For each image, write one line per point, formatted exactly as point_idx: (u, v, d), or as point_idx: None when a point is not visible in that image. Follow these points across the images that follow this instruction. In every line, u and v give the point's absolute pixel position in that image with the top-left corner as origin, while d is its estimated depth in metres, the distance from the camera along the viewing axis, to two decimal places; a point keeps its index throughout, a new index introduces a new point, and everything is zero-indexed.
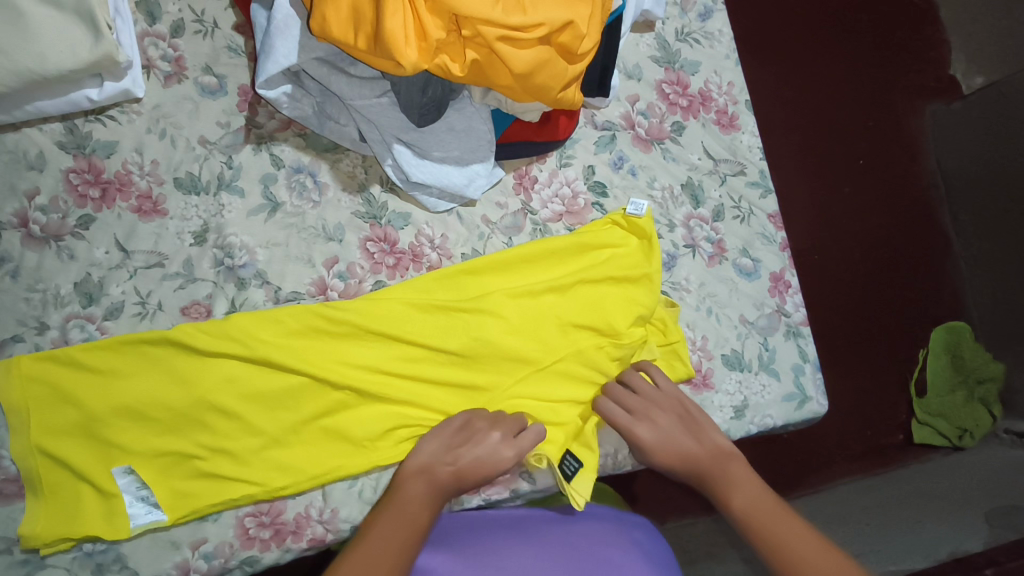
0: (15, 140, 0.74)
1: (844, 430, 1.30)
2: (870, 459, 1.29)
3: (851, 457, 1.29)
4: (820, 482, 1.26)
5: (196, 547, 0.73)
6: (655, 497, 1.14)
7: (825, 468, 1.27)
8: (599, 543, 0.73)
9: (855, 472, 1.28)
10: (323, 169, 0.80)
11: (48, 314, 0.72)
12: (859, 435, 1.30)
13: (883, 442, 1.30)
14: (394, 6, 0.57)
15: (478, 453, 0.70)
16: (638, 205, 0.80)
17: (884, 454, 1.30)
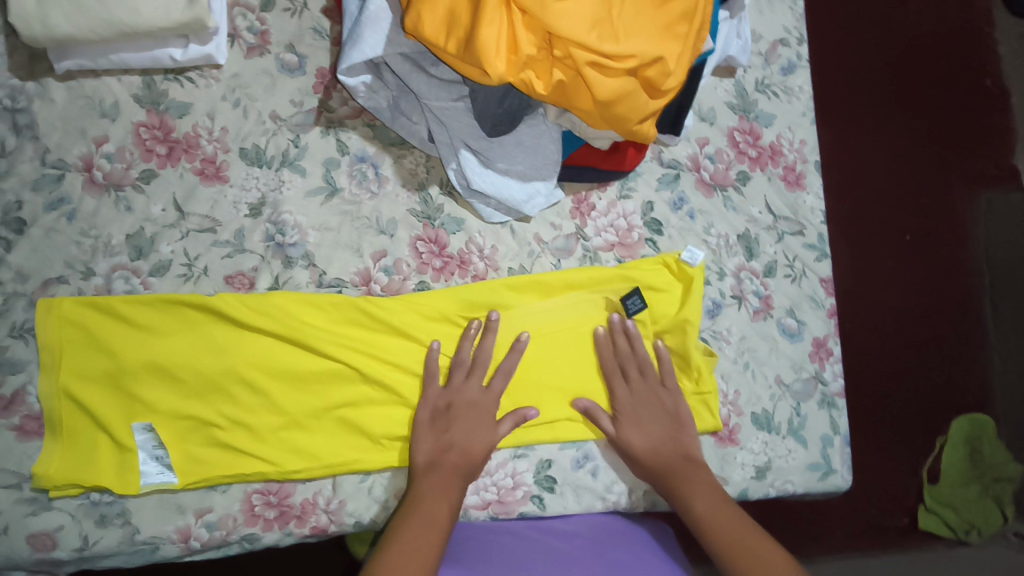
0: (94, 88, 0.76)
1: (848, 505, 1.28)
2: (870, 538, 1.27)
3: (853, 533, 1.27)
4: (817, 553, 1.24)
5: (200, 515, 0.72)
6: None
7: (824, 538, 1.26)
8: (607, 544, 0.75)
9: (852, 549, 1.26)
10: (386, 163, 0.79)
11: (96, 261, 0.74)
12: (863, 513, 1.28)
13: (886, 523, 1.28)
14: (491, 16, 0.57)
15: (477, 406, 0.73)
16: (694, 253, 0.79)
17: (885, 535, 1.27)
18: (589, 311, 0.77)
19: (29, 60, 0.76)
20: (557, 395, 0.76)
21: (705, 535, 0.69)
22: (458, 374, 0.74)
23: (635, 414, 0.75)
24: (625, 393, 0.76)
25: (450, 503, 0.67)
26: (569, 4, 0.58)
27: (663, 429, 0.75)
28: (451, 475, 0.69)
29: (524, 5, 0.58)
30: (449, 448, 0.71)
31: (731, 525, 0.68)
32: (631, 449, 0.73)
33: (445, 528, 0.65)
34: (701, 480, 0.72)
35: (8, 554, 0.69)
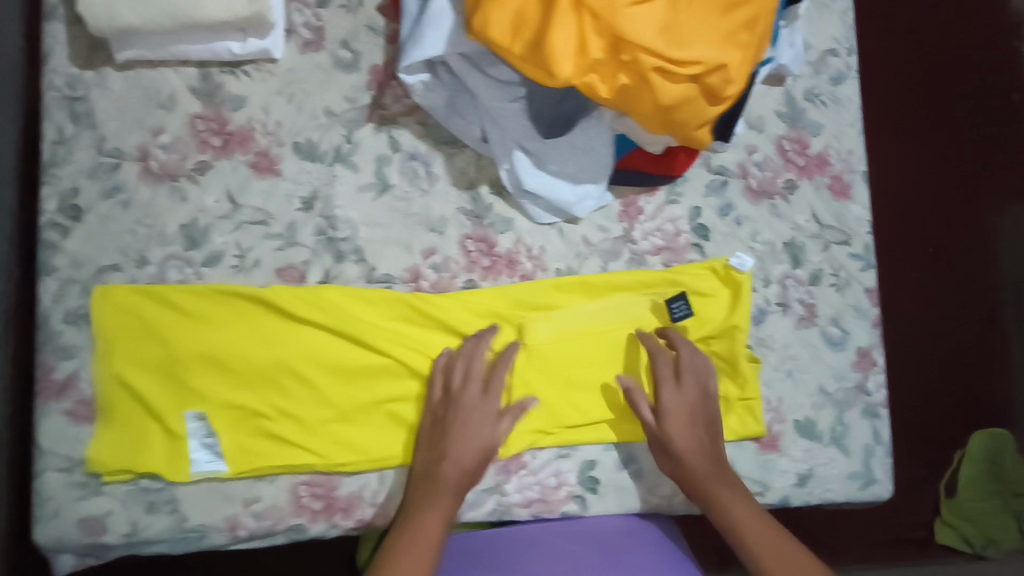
0: (151, 78, 0.77)
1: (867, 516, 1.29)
2: (887, 550, 1.27)
3: (870, 543, 1.27)
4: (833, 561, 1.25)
5: (247, 504, 0.73)
6: None
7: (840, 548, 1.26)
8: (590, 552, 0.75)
9: (870, 560, 1.27)
10: (438, 161, 0.79)
11: (151, 250, 0.75)
12: (880, 522, 1.29)
13: (902, 535, 1.28)
14: (561, 18, 0.58)
15: (467, 410, 0.72)
16: (742, 260, 0.80)
17: (901, 546, 1.28)
18: (636, 314, 0.78)
19: (88, 49, 0.76)
20: (602, 397, 0.77)
21: (739, 543, 0.70)
22: (456, 382, 0.73)
23: (678, 419, 0.74)
24: (672, 397, 0.74)
25: (438, 514, 0.68)
26: (638, 9, 0.59)
27: (706, 436, 0.74)
28: (445, 487, 0.70)
29: (595, 9, 0.58)
30: (444, 460, 0.71)
31: (766, 537, 0.70)
32: (674, 456, 0.73)
33: (437, 544, 0.67)
34: (736, 488, 0.73)
35: (60, 536, 0.71)
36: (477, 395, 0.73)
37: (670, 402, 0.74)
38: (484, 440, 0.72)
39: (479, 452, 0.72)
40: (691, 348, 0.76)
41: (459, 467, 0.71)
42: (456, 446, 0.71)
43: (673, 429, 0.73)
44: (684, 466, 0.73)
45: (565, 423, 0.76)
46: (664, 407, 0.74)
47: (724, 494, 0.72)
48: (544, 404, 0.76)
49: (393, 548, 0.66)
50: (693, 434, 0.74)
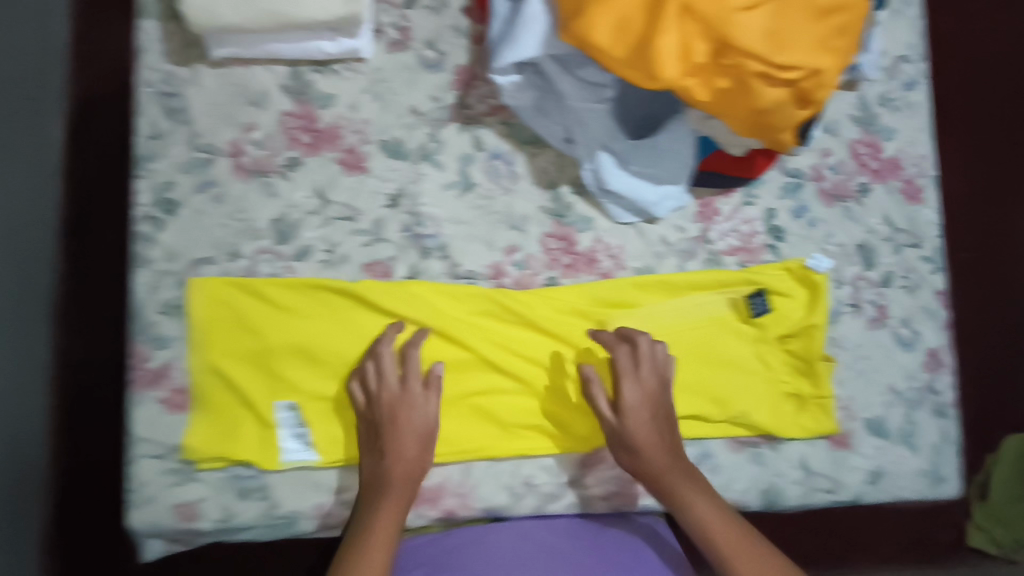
0: (243, 76, 0.78)
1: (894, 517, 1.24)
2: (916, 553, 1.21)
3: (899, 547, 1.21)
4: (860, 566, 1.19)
5: (337, 492, 0.76)
6: None
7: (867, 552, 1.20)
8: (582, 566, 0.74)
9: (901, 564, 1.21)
10: (520, 160, 0.81)
11: (242, 243, 0.77)
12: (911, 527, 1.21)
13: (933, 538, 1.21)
14: (667, 25, 0.60)
15: (396, 406, 0.72)
16: (819, 261, 0.82)
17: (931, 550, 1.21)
18: (714, 313, 0.80)
19: (182, 46, 0.78)
20: (681, 394, 0.79)
21: (702, 538, 0.71)
22: (388, 377, 0.73)
23: (641, 413, 0.74)
24: (633, 391, 0.74)
25: (392, 511, 0.70)
26: (747, 14, 0.60)
27: (664, 433, 0.74)
28: (396, 484, 0.71)
29: (704, 14, 0.59)
30: (389, 458, 0.71)
31: (730, 531, 0.71)
32: (637, 457, 0.73)
33: (391, 542, 0.68)
34: (697, 482, 0.73)
35: (154, 521, 0.73)
36: (396, 389, 0.73)
37: (629, 399, 0.74)
38: (418, 434, 0.73)
39: (417, 446, 0.73)
40: (656, 346, 0.76)
41: (404, 463, 0.72)
42: (395, 443, 0.72)
43: (634, 428, 0.73)
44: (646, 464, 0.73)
45: None
46: (626, 401, 0.74)
47: (688, 492, 0.72)
48: None
49: (351, 549, 0.68)
50: (654, 433, 0.74)
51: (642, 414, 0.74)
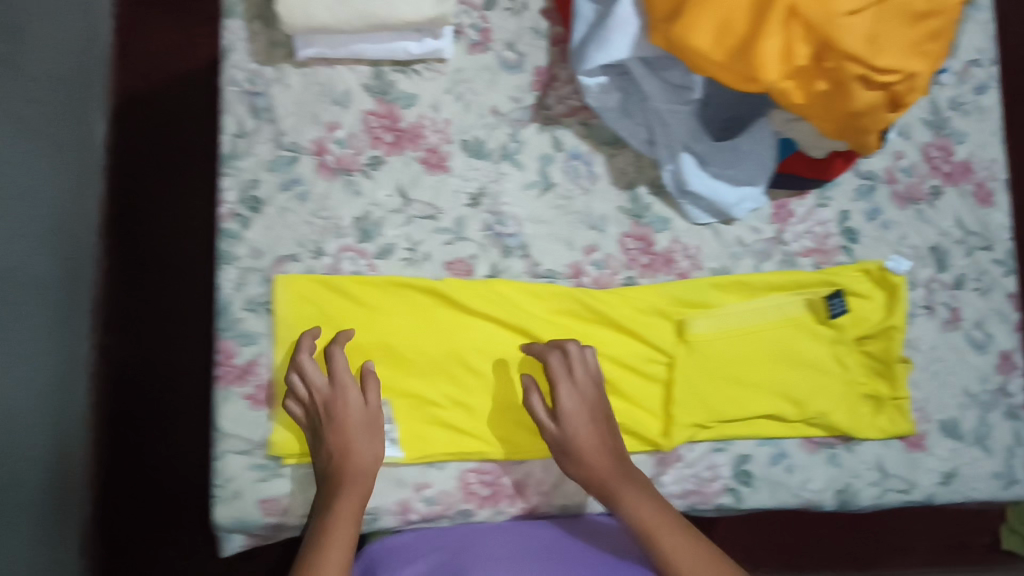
0: (326, 75, 0.79)
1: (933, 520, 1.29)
2: (951, 554, 1.28)
3: (935, 548, 1.28)
4: (897, 564, 1.27)
5: (419, 489, 0.77)
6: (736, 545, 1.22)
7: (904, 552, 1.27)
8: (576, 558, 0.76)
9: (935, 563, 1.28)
10: (599, 161, 0.82)
11: (326, 241, 0.78)
12: (948, 530, 1.28)
13: (966, 538, 1.29)
14: (772, 27, 0.60)
15: (333, 405, 0.72)
16: (899, 262, 0.82)
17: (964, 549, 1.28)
18: (792, 314, 0.80)
19: (267, 46, 0.78)
20: (761, 394, 0.80)
21: (645, 538, 0.70)
22: (318, 381, 0.73)
23: (576, 417, 0.75)
24: (569, 397, 0.75)
25: (347, 509, 0.70)
26: (853, 18, 0.60)
27: (603, 438, 0.75)
28: (348, 485, 0.71)
29: (809, 17, 0.60)
30: (340, 459, 0.72)
31: (673, 530, 0.70)
32: (579, 464, 0.74)
33: (348, 542, 0.69)
34: (638, 483, 0.73)
35: (241, 516, 0.74)
36: (325, 388, 0.73)
37: (563, 406, 0.74)
38: (359, 433, 0.73)
39: (366, 446, 0.73)
40: (586, 359, 0.76)
41: (354, 462, 0.72)
42: (344, 443, 0.72)
43: (569, 435, 0.74)
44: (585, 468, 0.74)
45: (722, 417, 0.79)
46: (563, 406, 0.74)
47: (632, 495, 0.72)
48: (705, 399, 0.79)
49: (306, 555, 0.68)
50: (591, 438, 0.74)
51: (576, 421, 0.74)
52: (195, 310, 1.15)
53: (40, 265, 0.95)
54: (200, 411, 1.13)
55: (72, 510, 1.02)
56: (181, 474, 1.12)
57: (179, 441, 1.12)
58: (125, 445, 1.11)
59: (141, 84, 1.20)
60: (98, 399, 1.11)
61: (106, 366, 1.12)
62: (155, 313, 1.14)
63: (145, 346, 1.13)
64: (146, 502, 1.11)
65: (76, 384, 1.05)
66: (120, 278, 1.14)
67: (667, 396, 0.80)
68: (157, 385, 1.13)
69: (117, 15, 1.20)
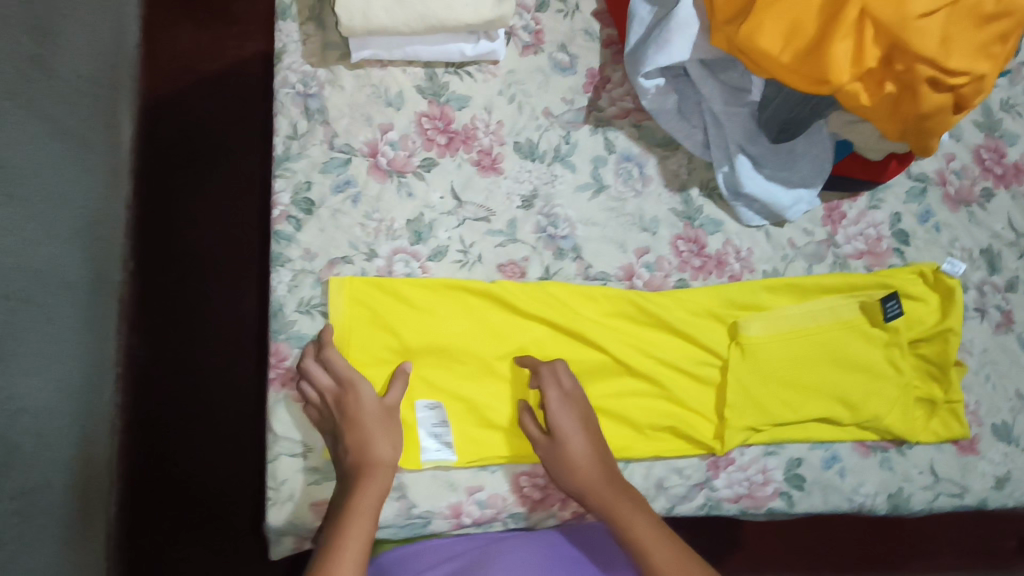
0: (380, 77, 0.79)
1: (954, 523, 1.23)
2: (977, 557, 1.22)
3: (960, 551, 1.22)
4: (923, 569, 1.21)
5: (471, 492, 0.76)
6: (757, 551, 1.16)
7: (931, 556, 1.21)
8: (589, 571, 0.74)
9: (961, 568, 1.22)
10: (651, 163, 0.82)
11: (379, 243, 0.77)
12: (970, 531, 1.23)
13: (993, 543, 1.23)
14: (843, 30, 0.60)
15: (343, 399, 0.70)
16: (955, 265, 0.83)
17: (992, 554, 1.23)
18: (847, 316, 0.80)
19: (321, 49, 0.79)
20: (816, 398, 0.79)
21: (637, 554, 0.67)
22: (323, 379, 0.70)
23: (569, 429, 0.72)
24: (559, 409, 0.73)
25: (367, 495, 0.66)
26: (927, 20, 0.59)
27: (596, 453, 0.73)
28: (361, 487, 0.66)
29: (881, 20, 0.59)
30: (353, 449, 0.68)
31: (664, 546, 0.67)
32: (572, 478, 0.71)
33: (368, 529, 0.65)
34: (632, 501, 0.70)
35: (294, 520, 0.73)
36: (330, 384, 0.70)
37: (554, 417, 0.72)
38: (371, 422, 0.69)
39: (382, 433, 0.69)
40: (559, 372, 0.74)
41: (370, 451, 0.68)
42: (357, 434, 0.69)
43: (562, 448, 0.72)
44: (578, 483, 0.71)
45: (777, 420, 0.78)
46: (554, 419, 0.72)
47: (626, 512, 0.70)
48: (762, 405, 0.78)
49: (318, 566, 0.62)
50: (585, 451, 0.72)
51: (569, 433, 0.72)
52: (223, 312, 1.15)
53: (71, 268, 0.97)
54: (227, 412, 1.12)
55: (99, 513, 1.01)
56: (207, 477, 1.10)
57: (207, 442, 1.11)
58: (149, 449, 1.09)
59: (168, 86, 1.21)
60: (125, 401, 1.09)
61: (133, 369, 1.11)
62: (182, 316, 1.14)
63: (172, 348, 1.13)
64: (169, 507, 1.08)
65: (104, 386, 1.04)
66: (146, 280, 1.14)
67: (721, 399, 0.79)
68: (183, 388, 1.12)
69: (145, 18, 1.21)
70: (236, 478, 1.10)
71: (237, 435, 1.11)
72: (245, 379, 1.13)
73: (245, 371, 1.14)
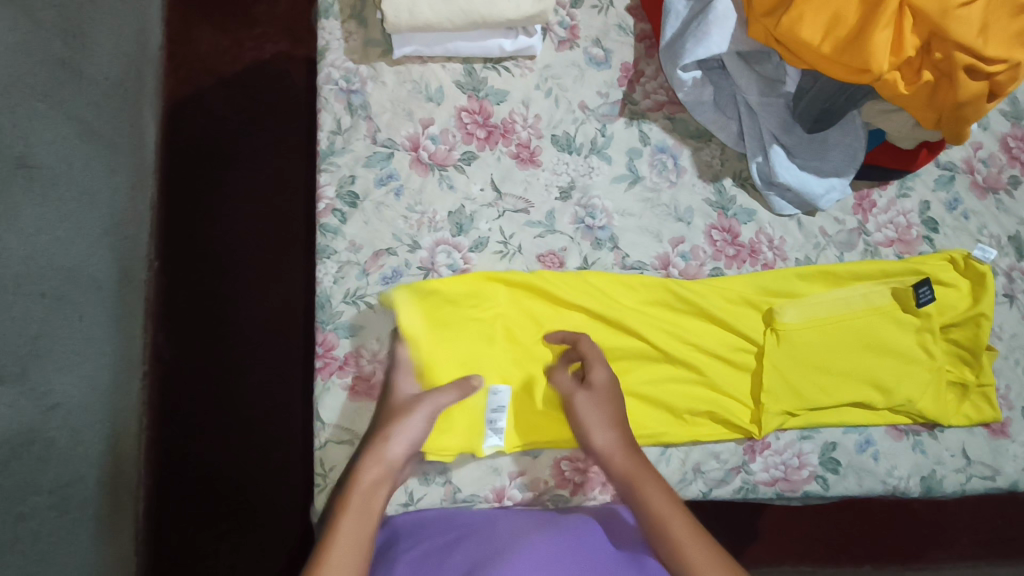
0: (420, 73, 0.81)
1: (975, 512, 1.23)
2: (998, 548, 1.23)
3: (982, 540, 1.22)
4: (943, 558, 1.21)
5: (514, 477, 0.77)
6: (776, 537, 1.18)
7: (950, 545, 1.22)
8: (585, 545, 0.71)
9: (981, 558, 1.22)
10: (685, 154, 0.84)
11: (422, 235, 0.79)
12: (992, 522, 1.23)
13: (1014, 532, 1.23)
14: (885, 20, 0.63)
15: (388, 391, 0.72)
16: (985, 251, 0.85)
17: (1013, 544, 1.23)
18: (879, 302, 0.81)
19: (363, 46, 0.81)
20: (851, 383, 0.80)
21: (653, 522, 0.63)
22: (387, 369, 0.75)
23: (606, 399, 0.72)
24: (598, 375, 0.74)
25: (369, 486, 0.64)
26: (966, 9, 0.62)
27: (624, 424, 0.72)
28: (367, 469, 0.65)
29: (922, 9, 0.62)
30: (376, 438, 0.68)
31: (680, 518, 0.63)
32: (600, 437, 0.70)
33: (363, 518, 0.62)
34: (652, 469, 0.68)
35: None
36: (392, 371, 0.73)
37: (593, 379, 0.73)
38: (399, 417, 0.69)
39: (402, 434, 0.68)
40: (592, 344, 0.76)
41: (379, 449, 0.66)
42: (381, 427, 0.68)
43: (597, 407, 0.72)
44: (603, 443, 0.70)
45: (812, 405, 0.80)
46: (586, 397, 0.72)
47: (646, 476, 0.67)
48: (797, 389, 0.79)
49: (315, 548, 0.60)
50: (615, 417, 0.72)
51: (605, 397, 0.72)
52: (250, 307, 1.16)
53: (99, 266, 1.01)
54: (255, 406, 1.13)
55: (126, 508, 1.04)
56: (235, 470, 1.11)
57: (235, 435, 1.12)
58: (175, 445, 1.10)
59: (190, 88, 1.22)
60: (152, 398, 1.11)
61: (159, 366, 1.12)
62: (207, 312, 1.15)
63: (200, 344, 1.14)
64: (196, 500, 1.09)
65: (130, 383, 1.08)
66: (174, 277, 1.15)
67: (757, 384, 0.80)
68: (211, 383, 1.13)
69: (166, 22, 1.23)
70: (263, 471, 1.11)
71: (264, 428, 1.12)
72: (271, 373, 1.14)
73: (273, 366, 1.14)
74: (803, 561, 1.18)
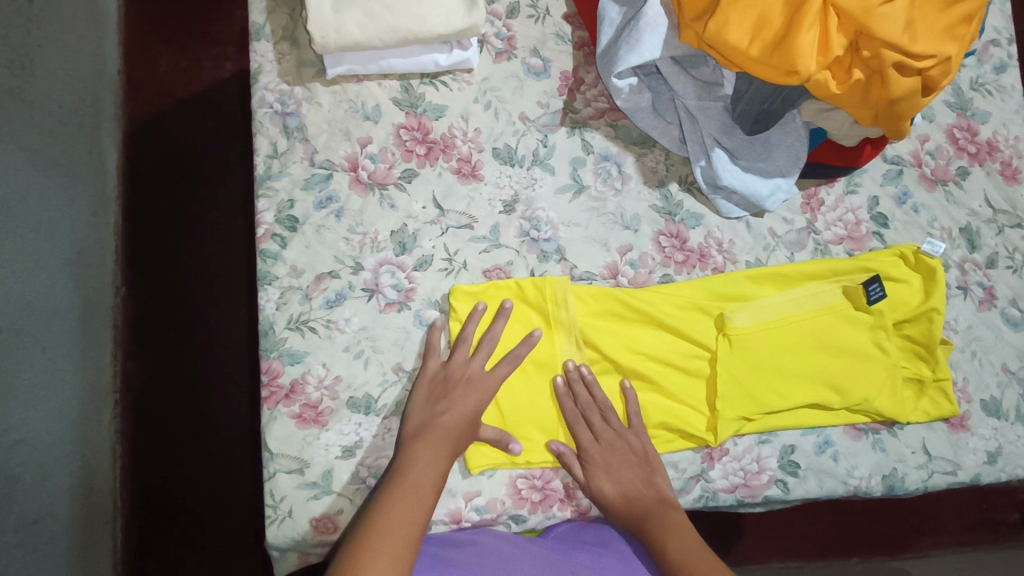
0: (357, 91, 0.80)
1: (956, 499, 1.23)
2: (982, 534, 1.22)
3: (964, 527, 1.22)
4: (929, 548, 1.20)
5: (469, 499, 0.75)
6: (758, 538, 1.16)
7: (934, 535, 1.21)
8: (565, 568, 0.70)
9: (965, 544, 1.21)
10: (629, 161, 0.83)
11: (364, 256, 0.77)
12: (972, 507, 1.23)
13: (996, 517, 1.23)
14: (808, 21, 0.62)
15: (472, 380, 0.74)
16: (934, 245, 0.84)
17: (996, 529, 1.22)
18: (831, 302, 0.81)
19: (296, 66, 0.80)
20: (806, 385, 0.79)
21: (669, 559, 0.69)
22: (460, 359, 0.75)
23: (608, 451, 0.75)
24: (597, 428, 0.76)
25: (417, 482, 0.66)
26: (888, 7, 0.61)
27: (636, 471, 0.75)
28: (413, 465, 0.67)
29: (845, 9, 0.62)
30: (429, 425, 0.70)
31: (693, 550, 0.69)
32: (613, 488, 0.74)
33: (414, 514, 0.64)
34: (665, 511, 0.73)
35: (295, 536, 0.72)
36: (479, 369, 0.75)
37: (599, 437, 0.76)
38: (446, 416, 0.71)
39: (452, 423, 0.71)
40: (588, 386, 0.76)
41: (428, 441, 0.69)
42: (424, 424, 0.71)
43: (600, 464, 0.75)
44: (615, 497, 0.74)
45: (767, 409, 0.79)
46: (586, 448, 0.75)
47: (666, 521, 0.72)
48: (751, 393, 0.78)
49: (355, 543, 0.61)
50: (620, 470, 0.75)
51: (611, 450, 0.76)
52: (211, 332, 1.14)
53: (62, 297, 0.99)
54: (221, 431, 1.11)
55: (101, 541, 1.02)
56: (206, 496, 1.09)
57: (201, 463, 1.10)
58: (145, 476, 1.08)
59: (140, 114, 1.20)
60: (123, 427, 1.09)
61: (130, 394, 1.10)
62: (167, 338, 1.13)
63: (162, 371, 1.12)
64: (172, 530, 1.07)
65: (99, 412, 1.06)
66: (134, 305, 1.13)
67: (711, 390, 0.79)
68: (174, 411, 1.11)
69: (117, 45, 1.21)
70: (234, 496, 1.09)
71: (228, 453, 1.11)
72: (236, 398, 1.12)
73: (238, 389, 1.13)
74: (786, 560, 1.16)
